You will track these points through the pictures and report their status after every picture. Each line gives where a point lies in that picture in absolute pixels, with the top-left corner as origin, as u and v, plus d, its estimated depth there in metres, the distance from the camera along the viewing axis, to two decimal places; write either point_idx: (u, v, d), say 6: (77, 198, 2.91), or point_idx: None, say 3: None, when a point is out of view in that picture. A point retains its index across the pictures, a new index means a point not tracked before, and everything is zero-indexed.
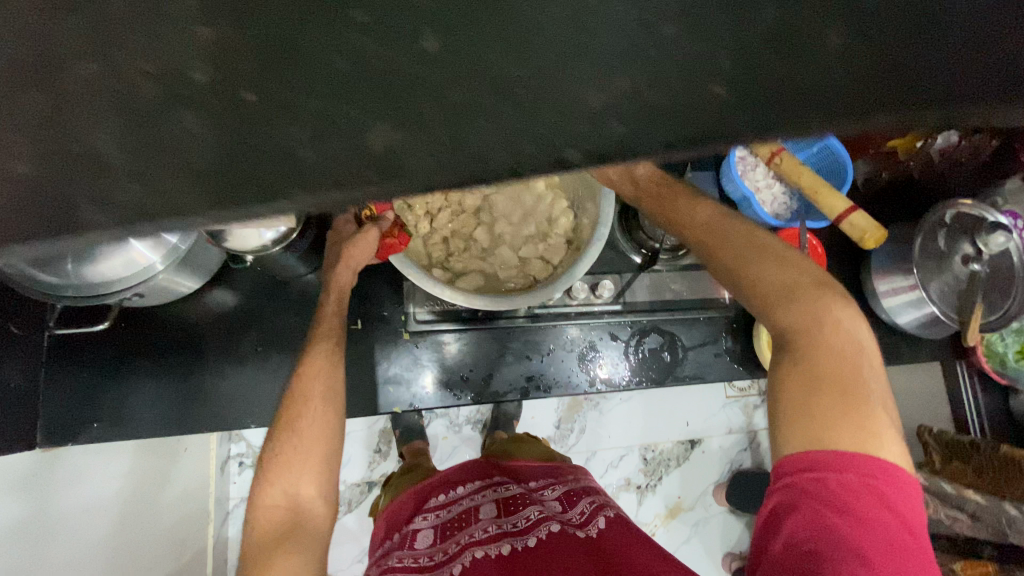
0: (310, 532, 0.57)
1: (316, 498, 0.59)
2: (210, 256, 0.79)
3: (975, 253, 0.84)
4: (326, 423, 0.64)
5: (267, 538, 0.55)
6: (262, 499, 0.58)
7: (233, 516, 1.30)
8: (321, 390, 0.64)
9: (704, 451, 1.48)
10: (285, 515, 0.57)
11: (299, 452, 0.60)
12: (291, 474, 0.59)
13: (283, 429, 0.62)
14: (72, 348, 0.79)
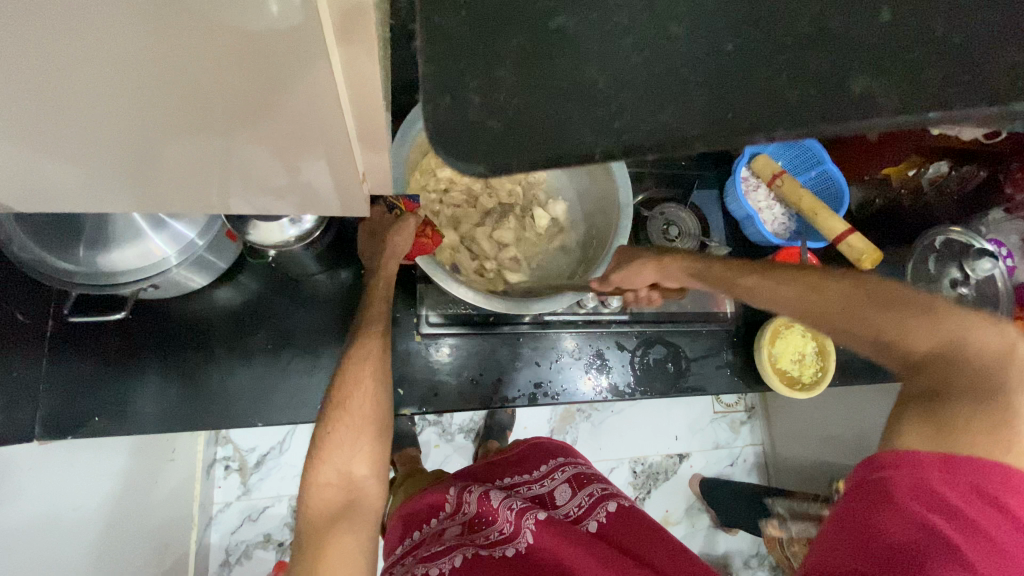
0: (362, 514, 0.59)
1: (367, 477, 0.62)
2: (224, 254, 0.79)
3: (962, 278, 0.90)
4: (371, 400, 0.65)
5: (321, 519, 0.58)
6: (315, 478, 0.60)
7: (217, 522, 1.26)
8: (371, 372, 0.66)
9: (692, 466, 1.49)
10: (338, 493, 0.60)
11: (350, 434, 0.62)
12: (343, 454, 0.61)
13: (334, 408, 0.63)
14: (75, 339, 0.78)
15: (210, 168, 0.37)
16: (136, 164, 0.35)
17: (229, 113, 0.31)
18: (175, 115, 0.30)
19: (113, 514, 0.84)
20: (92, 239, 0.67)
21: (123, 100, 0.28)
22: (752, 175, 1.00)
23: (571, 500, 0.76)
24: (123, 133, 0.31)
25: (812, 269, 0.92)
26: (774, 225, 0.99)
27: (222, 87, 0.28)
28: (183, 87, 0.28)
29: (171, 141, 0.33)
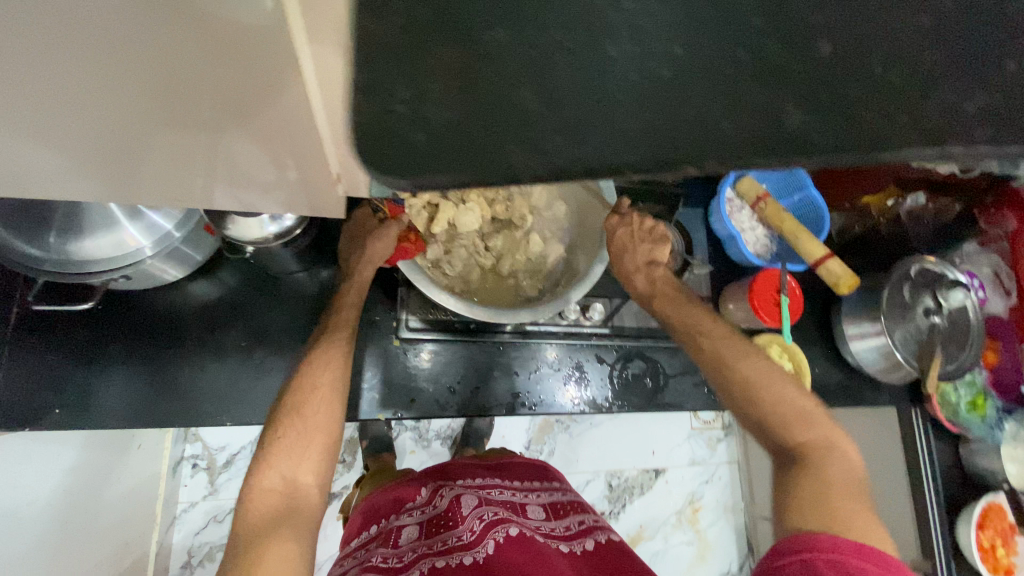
0: (304, 521, 0.53)
1: (313, 486, 0.56)
2: (203, 248, 0.78)
3: (935, 307, 0.91)
4: (329, 405, 0.61)
5: (259, 526, 0.51)
6: (259, 482, 0.54)
7: (180, 522, 1.22)
8: (329, 380, 0.62)
9: (667, 482, 1.50)
10: (280, 500, 0.53)
11: (301, 440, 0.57)
12: (291, 458, 0.56)
13: (289, 411, 0.59)
14: (41, 329, 0.75)
15: (187, 158, 0.34)
16: (105, 153, 0.33)
17: (195, 98, 0.28)
18: (137, 101, 0.28)
19: (67, 511, 0.81)
20: (62, 225, 0.64)
21: (74, 80, 0.25)
22: (737, 197, 1.01)
23: (544, 521, 0.74)
24: (86, 118, 0.29)
25: (792, 292, 0.93)
26: (757, 246, 1.01)
27: (188, 71, 0.26)
28: (139, 66, 0.25)
29: (140, 129, 0.30)
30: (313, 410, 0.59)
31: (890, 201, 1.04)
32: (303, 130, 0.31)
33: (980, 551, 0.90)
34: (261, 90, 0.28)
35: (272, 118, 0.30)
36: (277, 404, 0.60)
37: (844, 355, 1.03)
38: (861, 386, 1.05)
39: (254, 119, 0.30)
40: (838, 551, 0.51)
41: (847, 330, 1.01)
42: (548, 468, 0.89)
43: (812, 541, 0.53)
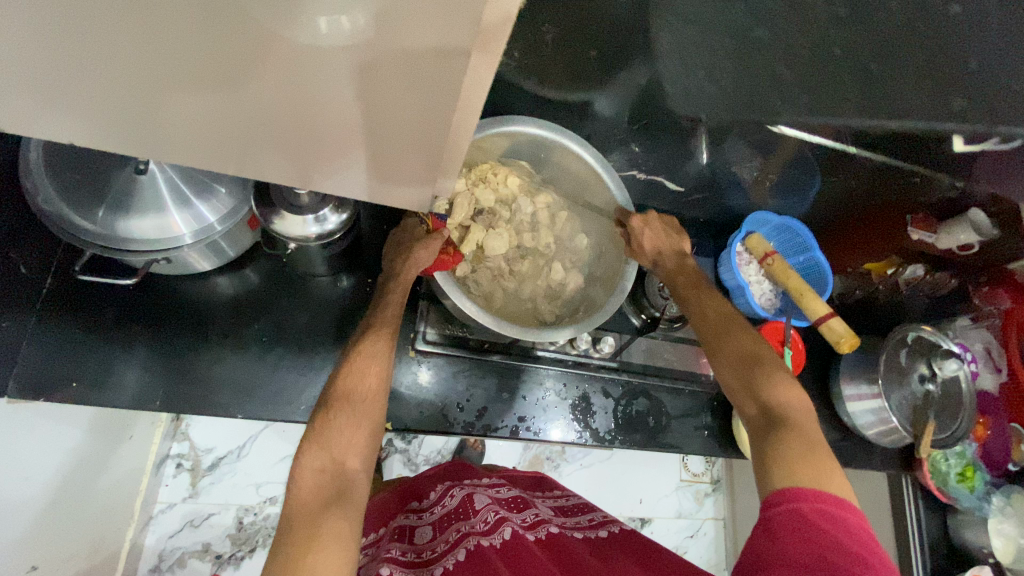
0: (355, 505, 0.52)
1: (361, 472, 0.55)
2: (240, 242, 0.81)
3: (930, 374, 0.96)
4: (374, 394, 0.61)
5: (310, 505, 0.51)
6: (309, 462, 0.53)
7: (155, 523, 1.19)
8: (376, 371, 0.63)
9: (653, 532, 1.48)
10: (330, 483, 0.53)
11: (349, 424, 0.57)
12: (343, 440, 0.55)
13: (337, 398, 0.59)
14: (68, 302, 0.77)
15: (199, 134, 0.40)
16: (130, 123, 0.38)
17: (229, 87, 0.34)
18: (177, 85, 0.33)
19: (55, 492, 0.80)
20: (115, 203, 0.67)
21: (139, 64, 0.31)
22: (746, 251, 1.06)
23: (556, 518, 0.73)
24: (128, 95, 0.34)
25: (795, 345, 0.96)
26: (762, 300, 1.05)
27: (231, 67, 0.32)
28: (197, 59, 0.31)
29: (168, 107, 0.36)
30: (362, 397, 0.60)
31: (890, 269, 1.09)
32: (319, 116, 0.38)
33: None
34: (283, 84, 0.34)
35: (292, 107, 0.37)
36: (324, 390, 0.61)
37: (840, 415, 1.02)
38: (855, 447, 1.06)
39: (267, 108, 0.37)
40: (825, 501, 0.54)
41: (844, 389, 1.01)
42: (544, 479, 0.89)
43: (808, 493, 0.55)
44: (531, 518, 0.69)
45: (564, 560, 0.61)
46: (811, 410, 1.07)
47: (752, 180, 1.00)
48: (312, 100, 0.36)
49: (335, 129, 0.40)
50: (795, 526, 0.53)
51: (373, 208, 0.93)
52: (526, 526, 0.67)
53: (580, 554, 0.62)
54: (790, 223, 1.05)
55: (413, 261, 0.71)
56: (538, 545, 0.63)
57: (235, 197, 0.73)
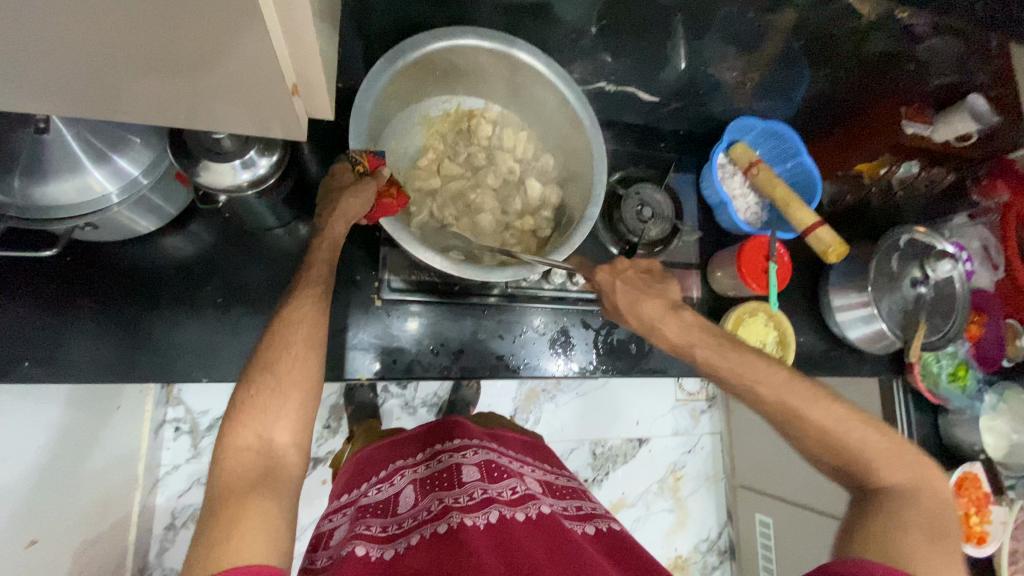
0: (283, 480, 0.52)
1: (290, 446, 0.55)
2: (176, 198, 0.75)
3: (922, 277, 0.91)
4: (303, 365, 0.58)
5: (236, 484, 0.50)
6: (232, 440, 0.53)
7: (163, 484, 1.17)
8: (304, 337, 0.59)
9: (650, 451, 1.51)
10: (256, 460, 0.53)
11: (277, 399, 0.55)
12: (265, 417, 0.54)
13: (261, 368, 0.57)
14: (5, 278, 0.73)
15: (156, 97, 0.41)
16: (90, 80, 0.37)
17: (175, 48, 0.35)
18: (118, 50, 0.34)
19: (48, 467, 0.77)
20: (24, 169, 0.60)
21: (82, 33, 0.32)
22: (730, 163, 0.99)
23: (545, 494, 0.70)
24: (77, 66, 0.35)
25: (779, 259, 0.91)
26: (747, 214, 0.99)
27: (168, 27, 0.33)
28: (134, 20, 0.32)
29: (118, 74, 0.37)
30: (287, 368, 0.57)
31: (882, 169, 1.00)
32: (258, 60, 0.39)
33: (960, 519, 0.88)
34: (258, 32, 0.36)
35: (239, 59, 0.38)
36: (246, 363, 0.58)
37: (830, 326, 1.02)
38: (844, 356, 1.05)
39: (241, 63, 0.39)
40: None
41: (834, 300, 0.99)
42: (535, 446, 0.87)
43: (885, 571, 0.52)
44: (519, 492, 0.67)
45: (543, 543, 0.59)
46: (800, 324, 1.05)
47: (734, 83, 0.93)
48: (249, 44, 0.37)
49: (280, 70, 0.41)
50: None
51: (320, 149, 0.85)
52: (513, 503, 0.64)
53: (563, 536, 0.61)
54: (777, 128, 0.96)
55: (343, 210, 0.64)
56: (526, 530, 0.61)
57: (155, 147, 0.67)
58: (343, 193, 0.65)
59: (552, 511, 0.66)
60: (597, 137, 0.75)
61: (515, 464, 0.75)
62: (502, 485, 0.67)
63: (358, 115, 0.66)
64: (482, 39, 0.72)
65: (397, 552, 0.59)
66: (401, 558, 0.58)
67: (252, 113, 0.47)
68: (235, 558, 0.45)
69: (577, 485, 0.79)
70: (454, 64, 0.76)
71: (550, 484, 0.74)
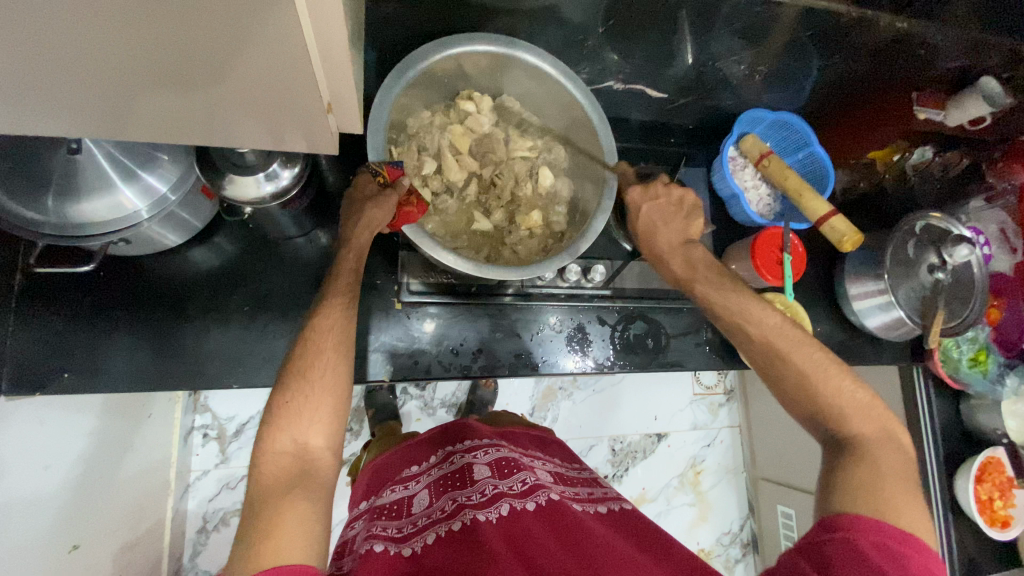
0: (319, 482, 0.54)
1: (324, 449, 0.57)
2: (202, 210, 0.77)
3: (940, 263, 0.90)
4: (335, 373, 0.60)
5: (273, 487, 0.52)
6: (270, 446, 0.55)
7: (194, 489, 1.21)
8: (334, 344, 0.62)
9: (669, 445, 1.52)
10: (293, 463, 0.55)
11: (311, 404, 0.57)
12: (301, 421, 0.56)
13: (296, 374, 0.59)
14: (43, 292, 0.76)
15: (193, 112, 0.43)
16: (115, 95, 0.39)
17: (214, 61, 0.37)
18: (162, 64, 0.36)
19: (83, 475, 0.80)
20: (60, 188, 0.63)
21: (131, 48, 0.34)
22: (741, 155, 0.99)
23: (556, 483, 0.71)
24: (123, 82, 0.37)
25: (794, 250, 0.91)
26: (760, 205, 1.00)
27: (210, 40, 0.35)
28: (179, 35, 0.34)
29: (161, 89, 0.39)
30: (320, 375, 0.59)
31: (896, 156, 1.02)
32: (291, 71, 0.41)
33: (979, 503, 0.92)
34: (274, 45, 0.37)
35: (274, 69, 0.40)
36: (279, 371, 0.60)
37: (847, 314, 1.02)
38: (862, 344, 1.04)
39: (256, 76, 0.40)
40: (884, 534, 0.50)
41: (850, 289, 0.99)
42: (548, 442, 0.88)
43: (877, 526, 0.51)
44: (529, 482, 0.68)
45: (554, 531, 0.60)
46: (817, 313, 1.04)
47: (742, 75, 0.93)
48: (284, 56, 0.39)
49: (298, 81, 0.42)
50: (846, 554, 0.49)
51: (336, 159, 0.87)
52: (522, 494, 0.65)
53: (573, 522, 0.61)
54: (787, 119, 0.97)
55: (367, 221, 0.66)
56: (538, 522, 0.61)
57: (182, 163, 0.69)
58: (366, 204, 0.67)
59: (563, 496, 0.66)
60: (607, 134, 0.76)
61: (528, 458, 0.76)
62: (512, 479, 0.68)
63: (375, 126, 0.68)
64: (489, 44, 0.74)
65: (413, 548, 0.61)
66: (417, 556, 0.60)
67: (280, 125, 0.49)
68: (276, 558, 0.47)
69: (589, 475, 0.79)
70: (463, 70, 0.78)
71: (562, 476, 0.75)
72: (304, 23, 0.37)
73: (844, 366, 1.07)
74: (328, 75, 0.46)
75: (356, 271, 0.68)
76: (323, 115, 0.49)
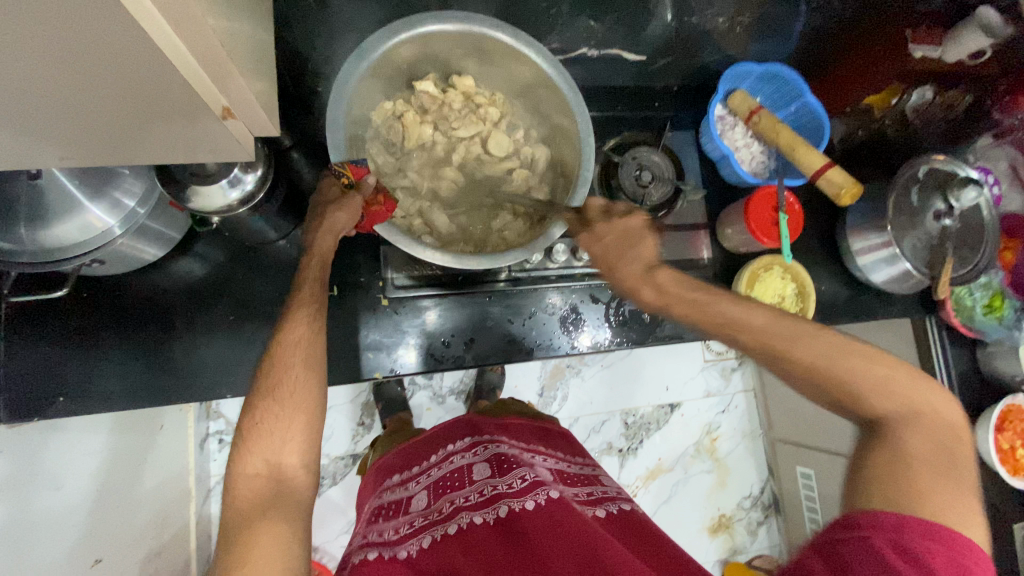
0: (295, 500, 0.55)
1: (300, 468, 0.57)
2: (175, 221, 0.76)
3: (947, 209, 0.85)
4: (305, 386, 0.60)
5: (244, 508, 0.53)
6: (243, 468, 0.55)
7: (215, 494, 1.22)
8: (304, 359, 0.61)
9: (683, 414, 1.50)
10: (266, 485, 0.55)
11: (280, 425, 0.57)
12: (273, 443, 0.56)
13: (265, 395, 0.58)
14: (31, 319, 0.76)
15: (89, 138, 0.40)
16: (20, 141, 0.37)
17: (102, 88, 0.34)
18: (52, 108, 0.34)
19: (99, 490, 0.80)
20: (27, 216, 0.62)
21: (15, 103, 0.33)
22: (729, 114, 0.94)
23: (558, 479, 0.70)
24: (19, 129, 0.36)
25: (790, 209, 0.87)
26: (753, 164, 0.95)
27: (90, 71, 0.32)
28: (52, 77, 0.32)
29: (49, 124, 0.36)
30: (291, 393, 0.59)
31: (893, 99, 0.95)
32: (186, 93, 0.38)
33: (999, 453, 0.90)
34: (157, 70, 0.35)
35: (176, 94, 0.38)
36: (251, 390, 0.59)
37: (853, 270, 0.98)
38: (868, 299, 1.01)
39: (155, 97, 0.37)
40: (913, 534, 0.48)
41: (854, 244, 0.95)
42: (550, 430, 0.87)
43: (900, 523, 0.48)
44: (529, 478, 0.66)
45: (552, 525, 0.59)
46: (821, 272, 1.01)
47: (724, 29, 0.90)
48: (173, 81, 0.36)
49: (199, 96, 0.40)
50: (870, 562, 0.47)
51: (309, 156, 0.85)
52: (522, 492, 0.64)
53: (573, 517, 0.60)
54: (777, 70, 0.91)
55: (331, 224, 0.65)
56: (536, 522, 0.60)
57: (145, 176, 0.68)
58: (330, 208, 0.65)
59: (564, 493, 0.66)
60: (580, 106, 0.72)
61: (527, 452, 0.75)
62: (511, 476, 0.67)
63: (334, 125, 0.65)
64: (444, 23, 0.70)
65: (410, 552, 0.61)
66: (414, 559, 0.60)
67: (206, 133, 0.46)
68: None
69: (592, 471, 0.78)
70: (421, 53, 0.74)
71: (565, 469, 0.74)
72: (175, 41, 0.34)
73: (853, 323, 1.04)
74: (230, 83, 0.44)
75: (323, 280, 0.66)
76: (219, 124, 0.44)
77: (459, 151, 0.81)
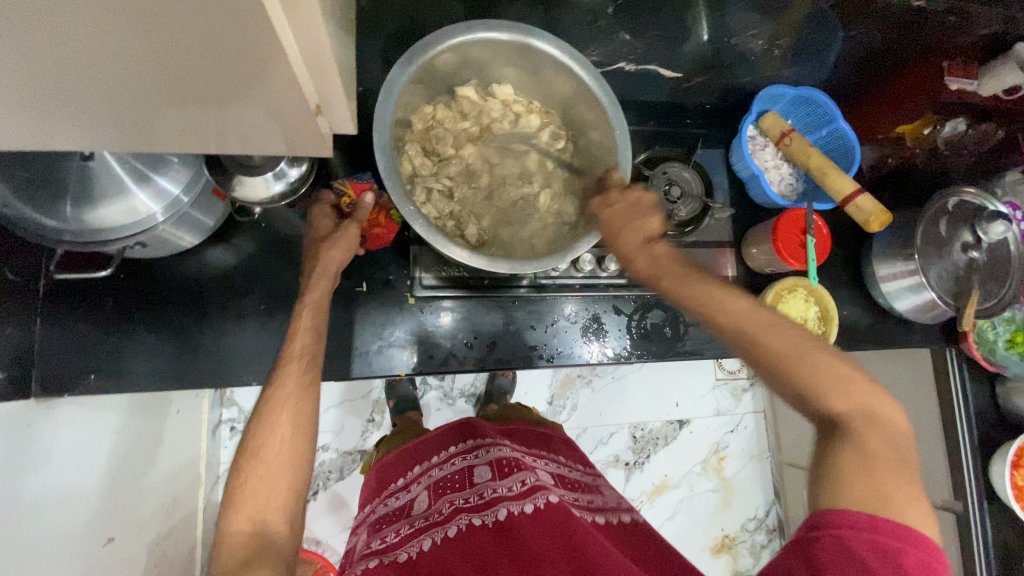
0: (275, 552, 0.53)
1: (284, 524, 0.56)
2: (213, 210, 0.78)
3: (974, 241, 0.86)
4: (288, 446, 0.60)
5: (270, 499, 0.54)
6: (227, 529, 0.54)
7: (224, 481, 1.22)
8: None
9: (692, 431, 1.49)
10: (250, 542, 0.53)
11: (262, 483, 0.57)
12: (256, 500, 0.55)
13: (248, 458, 0.58)
14: (68, 297, 0.78)
15: (183, 121, 0.42)
16: (122, 116, 0.39)
17: (179, 81, 0.36)
18: (162, 90, 0.37)
19: (118, 470, 0.81)
20: (75, 195, 0.64)
21: (132, 79, 0.35)
22: (760, 135, 0.95)
23: (557, 485, 0.70)
24: (126, 105, 0.38)
25: (817, 232, 0.88)
26: (781, 185, 0.96)
27: (207, 62, 0.35)
28: (172, 62, 0.34)
29: (153, 105, 0.39)
30: (274, 451, 0.59)
31: (926, 130, 0.97)
32: (285, 85, 0.41)
33: (1016, 490, 0.88)
34: (269, 65, 0.38)
35: (277, 89, 0.41)
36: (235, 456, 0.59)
37: (875, 296, 0.98)
38: (889, 327, 1.01)
39: (255, 91, 0.40)
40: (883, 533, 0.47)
41: (878, 270, 0.96)
42: (549, 435, 0.87)
43: (869, 517, 0.48)
44: (528, 481, 0.66)
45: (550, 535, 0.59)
46: (843, 297, 1.01)
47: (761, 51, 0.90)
48: (280, 75, 0.39)
49: (295, 90, 0.42)
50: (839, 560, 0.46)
51: (344, 154, 0.87)
52: (521, 495, 0.63)
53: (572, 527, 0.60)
54: (810, 94, 0.93)
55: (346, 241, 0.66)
56: (533, 525, 0.59)
57: (191, 164, 0.69)
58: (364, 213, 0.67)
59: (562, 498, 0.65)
60: (618, 117, 0.73)
61: (527, 456, 0.75)
62: (511, 479, 0.67)
63: (379, 125, 0.66)
64: (492, 31, 0.72)
65: (411, 553, 0.61)
66: (412, 560, 0.60)
67: (290, 127, 0.48)
68: None
69: (594, 482, 0.78)
70: (463, 60, 0.76)
71: (564, 477, 0.74)
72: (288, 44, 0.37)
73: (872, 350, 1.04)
74: (316, 81, 0.47)
75: None
76: (313, 119, 0.49)
77: (494, 157, 0.82)
